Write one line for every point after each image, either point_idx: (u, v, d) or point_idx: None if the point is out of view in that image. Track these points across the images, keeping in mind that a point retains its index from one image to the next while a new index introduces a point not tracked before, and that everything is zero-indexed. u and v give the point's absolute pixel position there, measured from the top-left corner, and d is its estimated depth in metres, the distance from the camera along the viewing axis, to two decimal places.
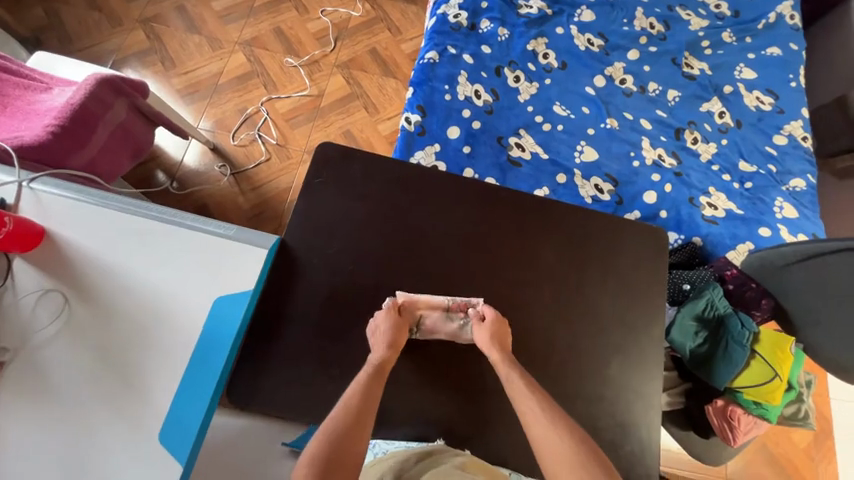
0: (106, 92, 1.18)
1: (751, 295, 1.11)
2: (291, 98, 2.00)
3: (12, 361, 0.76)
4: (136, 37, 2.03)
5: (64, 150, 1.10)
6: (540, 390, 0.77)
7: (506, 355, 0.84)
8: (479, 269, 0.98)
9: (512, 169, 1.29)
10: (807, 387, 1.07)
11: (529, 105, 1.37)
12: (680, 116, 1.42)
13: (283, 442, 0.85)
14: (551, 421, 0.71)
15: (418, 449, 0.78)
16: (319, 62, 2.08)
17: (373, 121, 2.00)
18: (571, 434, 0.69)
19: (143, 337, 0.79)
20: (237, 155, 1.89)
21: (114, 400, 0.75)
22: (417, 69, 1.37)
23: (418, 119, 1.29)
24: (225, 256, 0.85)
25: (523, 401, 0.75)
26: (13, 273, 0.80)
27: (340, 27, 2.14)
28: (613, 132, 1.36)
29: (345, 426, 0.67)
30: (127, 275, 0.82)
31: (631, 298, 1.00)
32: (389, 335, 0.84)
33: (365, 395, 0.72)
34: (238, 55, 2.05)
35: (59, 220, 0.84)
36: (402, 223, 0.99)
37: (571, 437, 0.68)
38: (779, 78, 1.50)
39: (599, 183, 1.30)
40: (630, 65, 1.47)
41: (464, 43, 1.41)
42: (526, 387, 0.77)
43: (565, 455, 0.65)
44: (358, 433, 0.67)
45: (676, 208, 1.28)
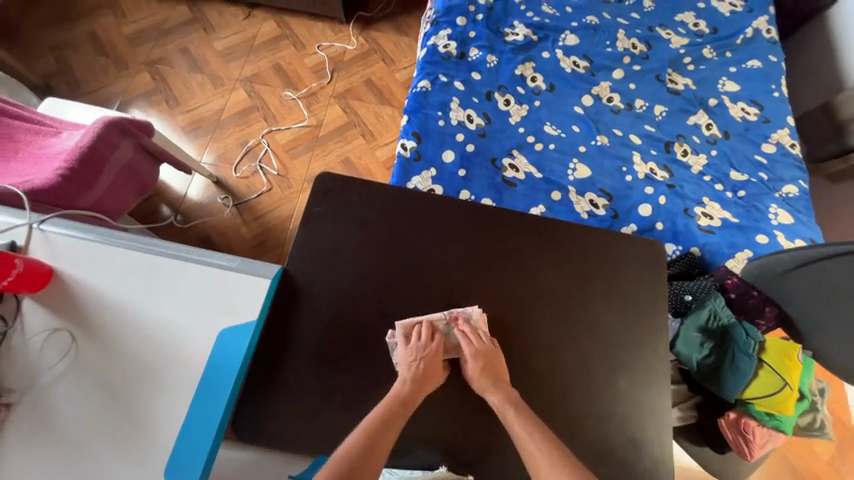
0: (113, 134, 1.23)
1: (754, 303, 1.11)
2: (291, 130, 2.07)
3: (18, 403, 0.76)
4: (142, 79, 2.12)
5: (73, 190, 1.14)
6: (538, 431, 0.77)
7: (501, 384, 0.86)
8: (479, 289, 0.99)
9: (507, 188, 1.31)
10: (821, 395, 1.06)
11: (521, 126, 1.41)
12: (668, 130, 1.46)
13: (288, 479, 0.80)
14: (550, 465, 0.72)
15: None
16: (317, 94, 2.16)
17: (371, 147, 2.06)
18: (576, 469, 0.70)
19: (150, 372, 0.80)
20: (239, 187, 1.94)
21: (120, 438, 0.75)
22: (410, 97, 1.42)
23: (413, 145, 1.33)
24: (228, 288, 0.87)
25: (525, 441, 0.76)
26: (21, 314, 0.81)
27: (336, 60, 2.24)
28: (604, 148, 1.40)
29: (349, 469, 0.67)
30: (134, 310, 0.84)
31: (632, 312, 1.00)
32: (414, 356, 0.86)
33: (374, 428, 0.74)
34: (239, 92, 2.13)
35: (68, 259, 0.86)
36: (402, 247, 1.01)
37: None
38: (761, 89, 1.55)
39: (594, 198, 1.33)
40: (616, 83, 1.52)
41: (455, 71, 1.47)
42: (526, 429, 0.78)
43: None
44: (368, 466, 0.69)
45: (672, 219, 1.30)
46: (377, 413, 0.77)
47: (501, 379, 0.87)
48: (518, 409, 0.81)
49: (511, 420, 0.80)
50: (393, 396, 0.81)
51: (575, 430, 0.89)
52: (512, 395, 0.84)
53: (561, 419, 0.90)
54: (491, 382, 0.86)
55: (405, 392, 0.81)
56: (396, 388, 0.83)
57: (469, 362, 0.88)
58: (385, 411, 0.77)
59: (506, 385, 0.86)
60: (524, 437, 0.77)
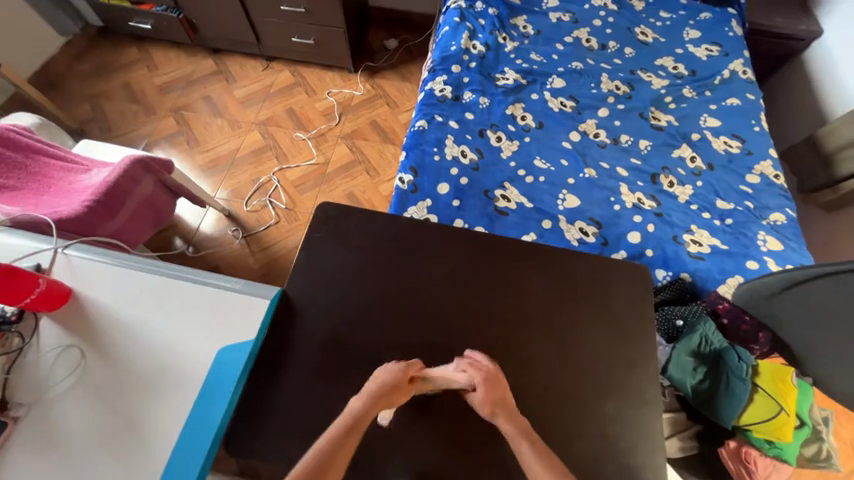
0: (136, 170, 1.35)
1: (747, 329, 1.14)
2: (300, 167, 2.21)
3: (25, 416, 0.80)
4: (167, 123, 2.33)
5: (95, 220, 1.24)
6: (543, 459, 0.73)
7: (509, 411, 0.81)
8: (469, 312, 1.02)
9: (499, 217, 1.38)
10: (825, 424, 1.04)
11: (512, 160, 1.51)
12: (654, 162, 1.53)
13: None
14: None
15: None
16: (325, 135, 2.33)
17: (374, 183, 2.18)
18: None
19: (151, 387, 0.83)
20: (249, 220, 2.05)
21: (116, 452, 0.78)
22: (409, 135, 1.54)
23: (410, 178, 1.42)
24: (230, 308, 0.93)
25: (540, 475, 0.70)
26: (38, 331, 0.87)
27: (344, 105, 2.43)
28: (592, 180, 1.47)
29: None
30: (140, 328, 0.89)
31: (622, 335, 1.02)
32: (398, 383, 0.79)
33: (337, 445, 0.68)
34: (255, 133, 2.31)
35: (86, 280, 0.94)
36: (395, 271, 1.06)
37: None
38: (742, 124, 1.63)
39: (583, 226, 1.38)
40: (601, 120, 1.63)
41: (450, 111, 1.60)
42: (541, 462, 0.72)
43: None
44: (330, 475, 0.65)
45: (661, 246, 1.34)
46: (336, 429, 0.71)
47: (501, 404, 0.81)
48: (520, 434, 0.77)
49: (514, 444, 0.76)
50: (355, 410, 0.74)
51: (567, 455, 0.88)
52: (506, 423, 0.79)
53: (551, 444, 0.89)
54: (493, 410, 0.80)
55: (365, 405, 0.75)
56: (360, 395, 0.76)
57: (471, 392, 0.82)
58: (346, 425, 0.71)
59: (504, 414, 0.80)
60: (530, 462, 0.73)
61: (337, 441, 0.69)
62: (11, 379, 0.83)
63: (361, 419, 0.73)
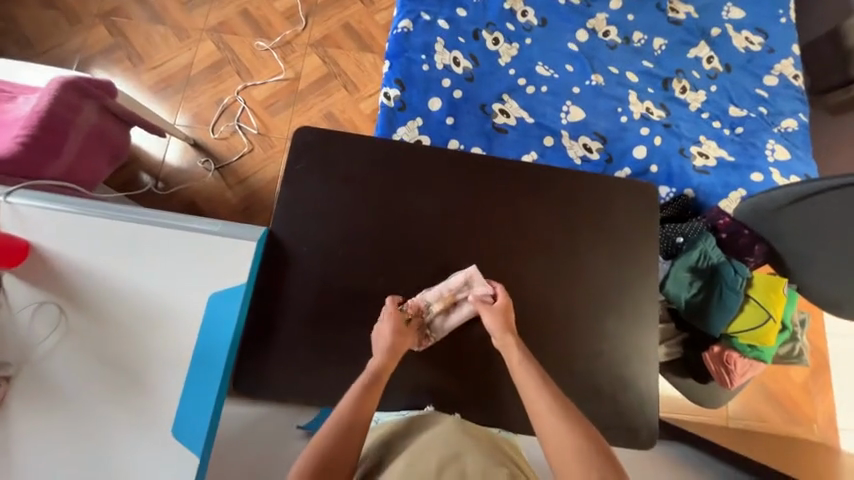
0: (71, 96, 1.15)
1: (744, 242, 1.12)
2: (267, 85, 1.94)
3: (17, 375, 0.76)
4: (98, 34, 1.94)
5: (39, 159, 1.08)
6: (536, 371, 0.80)
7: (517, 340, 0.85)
8: (471, 243, 0.97)
9: (497, 135, 1.26)
10: (801, 326, 1.12)
11: (511, 68, 1.33)
12: (667, 65, 1.37)
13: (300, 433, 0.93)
14: (558, 421, 0.73)
15: (411, 420, 0.83)
16: (292, 43, 2.00)
17: (354, 100, 1.95)
18: (573, 418, 0.73)
19: (146, 339, 0.80)
20: (219, 149, 1.85)
21: (124, 401, 0.77)
22: (392, 40, 1.31)
23: (397, 93, 1.25)
24: (212, 254, 0.85)
25: (535, 401, 0.76)
26: (3, 289, 0.80)
27: (309, 3, 2.05)
28: (598, 88, 1.33)
29: (341, 426, 0.73)
30: (118, 280, 0.82)
31: (626, 257, 1.00)
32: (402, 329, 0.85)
33: (358, 404, 0.76)
34: (207, 44, 1.97)
35: (42, 231, 0.83)
36: (389, 203, 0.97)
37: (566, 424, 0.72)
38: (768, 14, 1.44)
39: (587, 142, 1.28)
40: (613, 15, 1.41)
41: (438, 7, 1.34)
42: (535, 386, 0.78)
43: (560, 434, 0.71)
44: (359, 418, 0.74)
45: (667, 161, 1.27)
46: (357, 390, 0.78)
47: (506, 319, 0.87)
48: (517, 348, 0.84)
49: (512, 360, 0.83)
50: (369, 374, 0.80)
51: (566, 371, 0.93)
52: (507, 344, 0.85)
53: (551, 362, 0.93)
54: (501, 326, 0.86)
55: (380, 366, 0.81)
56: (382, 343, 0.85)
57: (478, 302, 0.89)
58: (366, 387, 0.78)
59: (507, 333, 0.86)
60: (522, 376, 0.80)
61: (357, 400, 0.76)
62: None
63: (379, 379, 0.81)
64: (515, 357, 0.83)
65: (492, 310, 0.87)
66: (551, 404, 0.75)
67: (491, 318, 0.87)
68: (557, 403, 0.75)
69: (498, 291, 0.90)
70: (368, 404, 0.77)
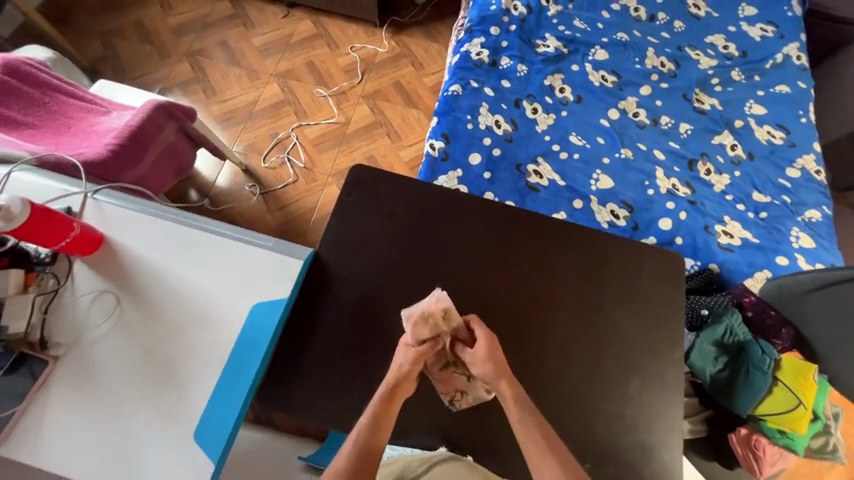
0: (159, 116, 1.33)
1: (771, 323, 1.13)
2: (320, 125, 2.15)
3: (65, 356, 0.81)
4: (182, 68, 2.23)
5: (120, 166, 1.22)
6: (539, 431, 0.71)
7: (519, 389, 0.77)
8: (500, 287, 1.00)
9: (530, 193, 1.34)
10: (834, 420, 1.07)
11: (547, 134, 1.45)
12: (692, 148, 1.48)
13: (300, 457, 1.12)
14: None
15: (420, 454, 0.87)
16: (347, 93, 2.24)
17: (396, 147, 2.12)
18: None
19: (187, 338, 0.84)
20: (267, 176, 2.01)
21: (155, 397, 0.80)
22: (441, 100, 1.47)
23: (442, 145, 1.37)
24: (263, 266, 0.91)
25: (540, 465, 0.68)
26: (72, 274, 0.87)
27: (367, 62, 2.32)
28: (628, 161, 1.43)
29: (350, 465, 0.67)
30: (174, 279, 0.89)
31: (651, 321, 1.01)
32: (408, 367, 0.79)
33: (367, 442, 0.70)
34: (273, 86, 2.22)
35: (118, 226, 0.92)
36: (426, 240, 1.03)
37: None
38: (788, 113, 1.56)
39: (615, 209, 1.35)
40: (643, 99, 1.55)
41: (486, 77, 1.52)
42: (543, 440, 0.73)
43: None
44: (371, 458, 0.69)
45: (692, 235, 1.31)
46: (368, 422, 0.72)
47: (496, 362, 0.78)
48: (517, 403, 0.74)
49: (512, 418, 0.73)
50: (369, 417, 0.73)
51: (586, 431, 0.91)
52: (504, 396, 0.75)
53: (571, 419, 0.91)
54: (492, 366, 0.78)
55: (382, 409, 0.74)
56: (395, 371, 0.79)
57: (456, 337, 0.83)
58: (367, 438, 0.70)
59: (500, 378, 0.77)
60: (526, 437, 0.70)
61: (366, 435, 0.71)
62: (49, 320, 0.83)
63: (389, 411, 0.75)
64: (514, 416, 0.73)
65: (474, 354, 0.80)
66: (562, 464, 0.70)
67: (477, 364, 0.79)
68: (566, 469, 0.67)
69: (444, 306, 0.84)
70: (372, 448, 0.70)
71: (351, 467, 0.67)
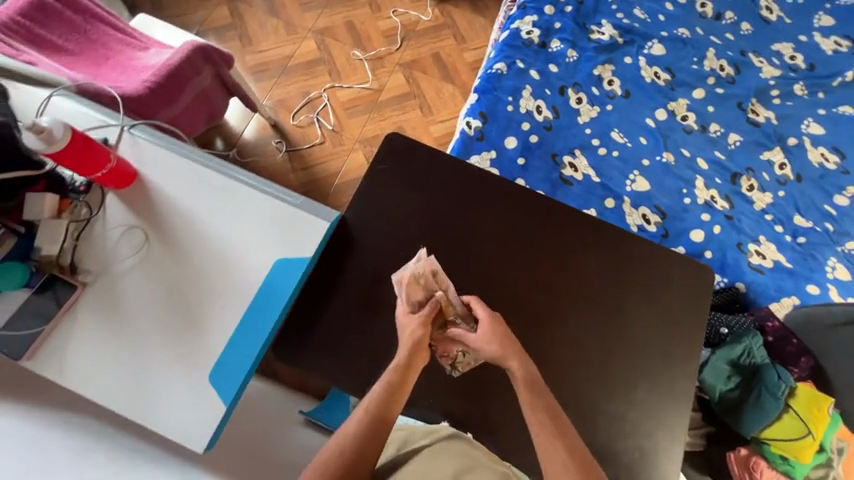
0: (197, 59, 1.31)
1: (791, 350, 1.12)
2: (352, 89, 2.10)
3: (92, 284, 0.83)
4: (220, 12, 2.18)
5: (155, 104, 1.21)
6: (546, 412, 0.77)
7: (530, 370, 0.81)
8: (521, 276, 0.99)
9: (563, 185, 1.31)
10: (837, 454, 1.05)
11: (588, 127, 1.39)
12: (738, 161, 1.41)
13: (301, 411, 1.17)
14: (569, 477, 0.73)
15: (423, 426, 0.91)
16: (384, 59, 2.17)
17: (426, 121, 2.07)
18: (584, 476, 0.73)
19: (210, 283, 0.85)
20: (294, 134, 1.99)
21: (175, 335, 0.82)
22: (484, 77, 1.41)
23: (478, 124, 1.33)
24: (289, 222, 0.91)
25: (547, 448, 0.75)
26: (104, 205, 0.88)
27: (408, 28, 2.24)
28: (668, 166, 1.37)
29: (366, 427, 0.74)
30: (201, 223, 0.89)
31: (671, 331, 0.99)
32: (420, 341, 0.81)
33: (380, 411, 0.76)
34: (310, 42, 2.17)
35: (151, 164, 0.92)
36: (453, 219, 1.01)
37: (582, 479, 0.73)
38: (848, 137, 1.46)
39: (647, 213, 1.31)
40: (694, 103, 1.47)
41: (534, 59, 1.45)
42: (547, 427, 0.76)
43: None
44: (384, 424, 0.75)
45: (722, 250, 1.27)
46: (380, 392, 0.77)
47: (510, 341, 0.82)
48: (526, 384, 0.79)
49: (523, 397, 0.79)
50: (384, 385, 0.77)
51: (586, 429, 0.91)
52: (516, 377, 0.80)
53: (574, 415, 0.92)
54: (499, 345, 0.81)
55: (399, 378, 0.78)
56: (409, 344, 0.81)
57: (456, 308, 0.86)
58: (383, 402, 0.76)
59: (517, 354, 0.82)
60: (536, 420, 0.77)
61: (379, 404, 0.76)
62: (80, 247, 0.85)
63: (404, 383, 0.78)
64: (524, 395, 0.79)
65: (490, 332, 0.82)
66: (567, 454, 0.74)
67: (485, 345, 0.82)
68: (571, 455, 0.75)
69: (434, 267, 0.87)
70: (388, 413, 0.76)
71: (363, 431, 0.74)
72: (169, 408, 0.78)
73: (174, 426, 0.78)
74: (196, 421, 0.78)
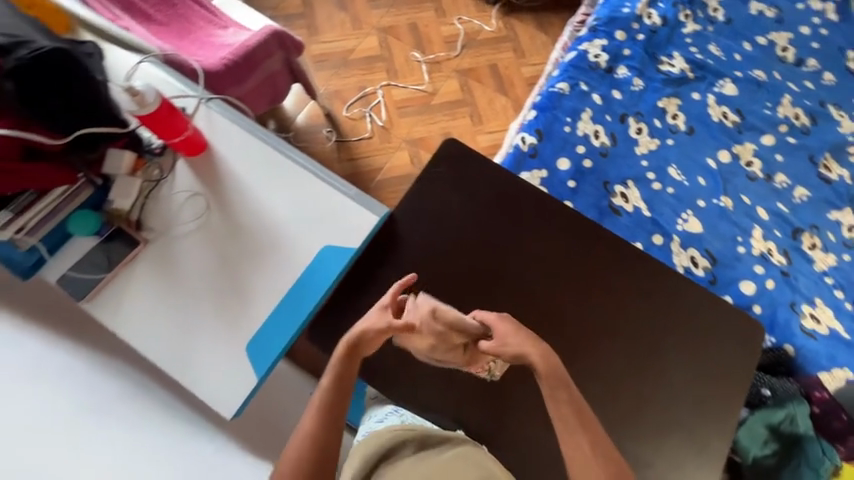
0: (272, 43, 1.37)
1: (839, 427, 1.08)
2: (407, 89, 2.13)
3: (153, 242, 0.88)
4: (293, 1, 2.27)
5: (227, 81, 1.28)
6: (572, 411, 0.77)
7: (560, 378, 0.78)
8: (560, 299, 0.97)
9: (611, 215, 1.28)
10: None
11: (645, 159, 1.36)
12: (802, 216, 1.33)
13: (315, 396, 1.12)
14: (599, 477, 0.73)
15: (437, 432, 0.91)
16: (441, 64, 2.20)
17: (475, 130, 2.08)
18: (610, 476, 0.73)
19: (259, 259, 0.89)
20: (345, 126, 2.04)
21: (221, 304, 0.86)
22: (545, 95, 1.40)
23: (533, 141, 1.32)
24: (340, 212, 0.93)
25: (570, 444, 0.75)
26: (174, 170, 0.93)
27: (470, 37, 2.26)
28: (725, 211, 1.31)
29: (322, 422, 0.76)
30: (258, 201, 0.93)
31: (710, 382, 0.94)
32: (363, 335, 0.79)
33: (332, 405, 0.76)
34: (372, 39, 2.22)
35: (221, 138, 0.97)
36: (499, 232, 1.00)
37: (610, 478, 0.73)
38: None
39: (696, 256, 1.26)
40: (762, 149, 1.41)
41: (598, 83, 1.43)
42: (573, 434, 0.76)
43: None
44: (336, 418, 0.76)
45: (773, 307, 1.20)
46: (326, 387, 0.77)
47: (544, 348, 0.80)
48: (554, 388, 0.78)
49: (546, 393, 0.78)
50: (329, 380, 0.78)
51: None
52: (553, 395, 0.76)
53: None
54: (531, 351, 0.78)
55: (342, 369, 0.78)
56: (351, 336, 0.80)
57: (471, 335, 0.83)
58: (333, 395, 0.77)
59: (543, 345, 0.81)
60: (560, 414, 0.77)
61: (328, 398, 0.76)
62: (147, 205, 0.90)
63: (347, 376, 0.78)
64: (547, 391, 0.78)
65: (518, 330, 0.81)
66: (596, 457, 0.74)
67: (507, 348, 0.79)
68: (594, 449, 0.74)
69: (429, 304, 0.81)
70: (338, 406, 0.77)
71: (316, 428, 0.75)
72: (206, 373, 0.82)
73: (208, 389, 0.82)
74: (228, 388, 0.81)
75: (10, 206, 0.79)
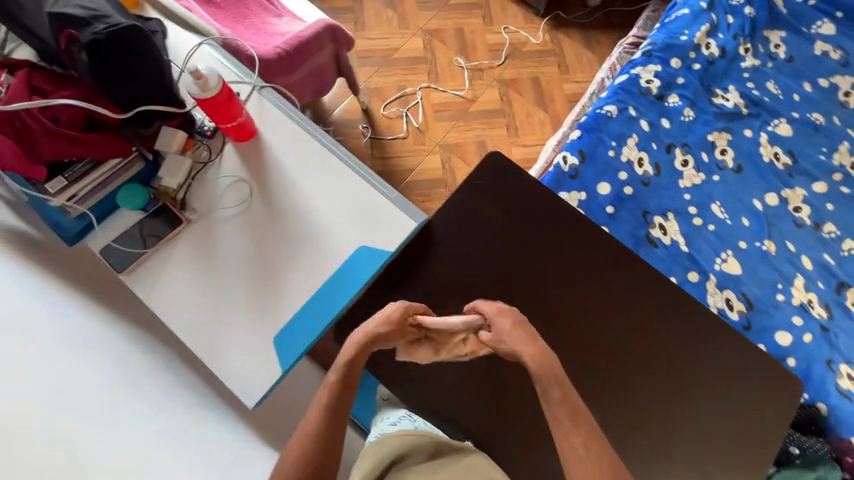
0: (325, 37, 1.38)
1: None
2: (446, 93, 2.13)
3: (195, 222, 0.90)
4: None
5: (278, 70, 1.29)
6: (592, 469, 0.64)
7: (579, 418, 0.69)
8: (590, 327, 0.94)
9: (647, 245, 1.24)
10: None
11: (688, 192, 1.32)
12: (849, 270, 1.27)
13: None
14: None
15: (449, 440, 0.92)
16: (483, 71, 2.18)
17: (510, 142, 2.05)
18: None
19: (294, 252, 0.89)
20: (381, 123, 2.05)
21: (253, 291, 0.87)
22: (591, 116, 1.37)
23: (574, 162, 1.30)
24: (379, 214, 0.93)
25: None
26: (222, 153, 0.94)
27: (515, 47, 2.24)
28: (767, 255, 1.26)
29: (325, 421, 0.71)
30: (300, 193, 0.94)
31: (738, 433, 0.90)
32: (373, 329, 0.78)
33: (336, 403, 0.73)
34: (417, 40, 2.22)
35: (271, 127, 0.98)
36: (535, 251, 0.99)
37: None
38: None
39: (731, 298, 1.21)
40: (812, 195, 1.35)
41: (647, 109, 1.39)
42: None
43: None
44: (340, 418, 0.72)
45: (809, 362, 1.15)
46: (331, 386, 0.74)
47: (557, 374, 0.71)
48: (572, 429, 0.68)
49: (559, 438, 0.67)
50: (335, 379, 0.75)
51: None
52: (550, 398, 0.70)
53: None
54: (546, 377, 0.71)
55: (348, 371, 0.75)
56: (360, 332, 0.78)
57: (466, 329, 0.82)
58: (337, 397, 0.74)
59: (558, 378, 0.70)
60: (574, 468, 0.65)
61: (333, 397, 0.73)
62: (193, 185, 0.92)
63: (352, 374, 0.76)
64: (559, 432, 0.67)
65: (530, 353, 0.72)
66: None
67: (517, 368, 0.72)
68: None
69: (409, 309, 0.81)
70: (343, 405, 0.73)
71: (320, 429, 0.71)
72: (232, 358, 0.83)
73: (233, 374, 0.83)
74: (252, 375, 0.82)
75: (66, 173, 0.81)
